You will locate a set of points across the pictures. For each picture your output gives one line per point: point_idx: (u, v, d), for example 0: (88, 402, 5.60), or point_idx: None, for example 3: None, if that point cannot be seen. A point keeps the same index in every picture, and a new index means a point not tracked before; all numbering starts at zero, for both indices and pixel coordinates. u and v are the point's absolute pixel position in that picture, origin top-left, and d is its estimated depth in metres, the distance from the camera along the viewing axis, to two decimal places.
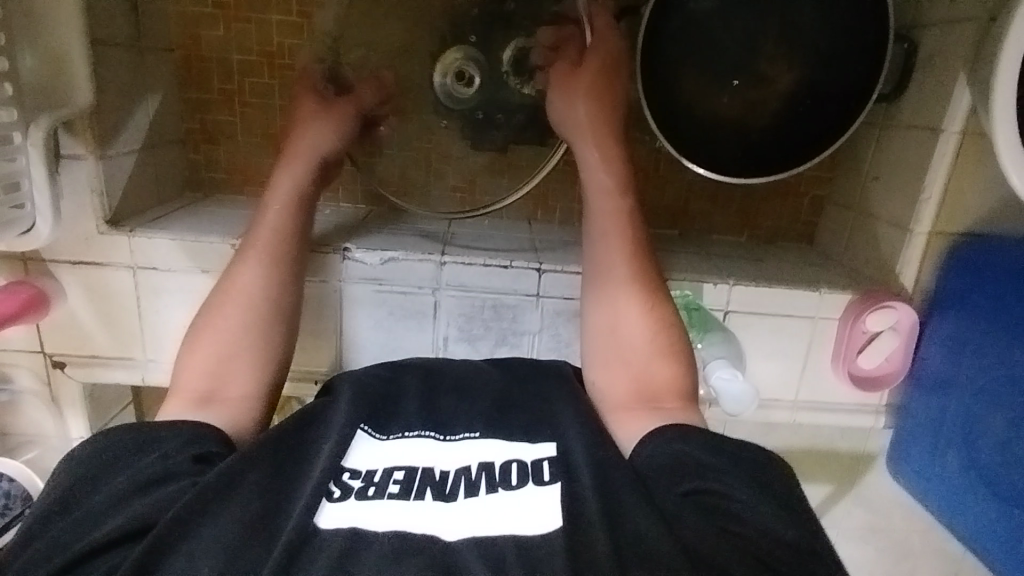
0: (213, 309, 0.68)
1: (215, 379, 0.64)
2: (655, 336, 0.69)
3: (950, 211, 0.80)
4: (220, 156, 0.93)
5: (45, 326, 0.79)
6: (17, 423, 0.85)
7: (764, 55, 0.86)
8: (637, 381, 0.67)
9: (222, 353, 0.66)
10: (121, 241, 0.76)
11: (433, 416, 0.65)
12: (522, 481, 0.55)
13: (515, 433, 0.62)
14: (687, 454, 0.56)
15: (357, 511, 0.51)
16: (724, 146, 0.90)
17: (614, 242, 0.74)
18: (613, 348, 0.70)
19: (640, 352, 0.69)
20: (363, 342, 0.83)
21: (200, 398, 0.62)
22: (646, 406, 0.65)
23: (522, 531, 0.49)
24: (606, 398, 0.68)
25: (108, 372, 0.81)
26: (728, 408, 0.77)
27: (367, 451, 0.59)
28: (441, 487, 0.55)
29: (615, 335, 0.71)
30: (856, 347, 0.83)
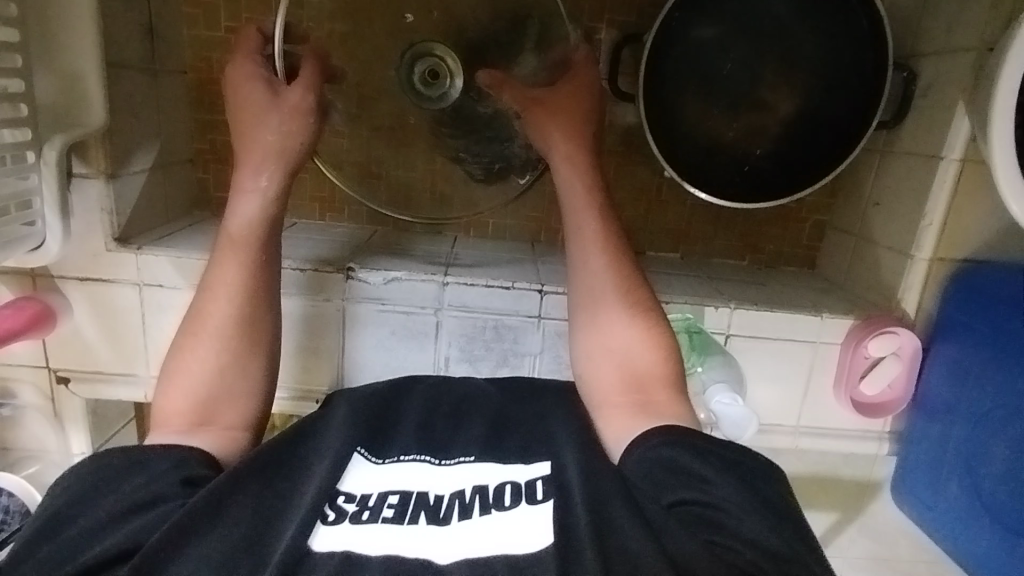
0: (189, 338, 0.68)
1: (201, 410, 0.64)
2: (638, 329, 0.69)
3: (951, 237, 0.80)
4: (228, 175, 0.94)
5: (50, 341, 0.80)
6: (19, 437, 0.85)
7: (765, 82, 0.88)
8: (627, 373, 0.67)
9: (207, 381, 0.65)
10: (128, 258, 0.77)
11: (429, 440, 0.65)
12: (515, 501, 0.55)
13: (511, 455, 0.62)
14: (682, 463, 0.56)
15: (351, 534, 0.51)
16: (720, 165, 0.91)
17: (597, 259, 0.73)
18: (603, 351, 0.70)
19: (635, 354, 0.68)
20: (364, 361, 0.83)
21: (190, 423, 0.63)
22: (634, 403, 0.65)
23: (514, 551, 0.49)
24: (596, 386, 0.68)
25: (111, 388, 0.82)
26: (726, 432, 0.77)
27: (361, 475, 0.59)
28: (435, 511, 0.55)
29: (600, 334, 0.70)
30: (857, 371, 0.83)
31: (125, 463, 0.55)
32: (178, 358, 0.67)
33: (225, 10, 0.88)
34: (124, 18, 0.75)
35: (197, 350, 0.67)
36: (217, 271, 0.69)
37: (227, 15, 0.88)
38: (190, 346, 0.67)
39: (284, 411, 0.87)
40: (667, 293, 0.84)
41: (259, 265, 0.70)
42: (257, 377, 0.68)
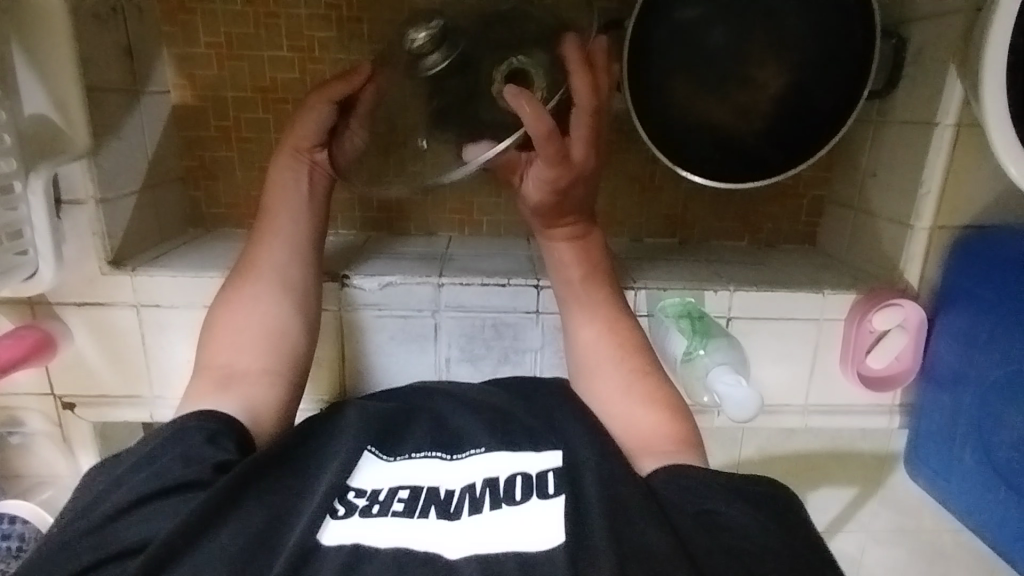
0: (234, 290, 0.75)
1: (233, 359, 0.70)
2: (637, 387, 0.70)
3: (951, 203, 0.79)
4: (219, 190, 0.94)
5: (52, 368, 0.80)
6: (31, 465, 0.85)
7: (752, 60, 0.86)
8: (633, 423, 0.68)
9: (239, 337, 0.72)
10: (124, 281, 0.77)
11: (443, 436, 0.67)
12: (526, 494, 0.57)
13: (520, 442, 0.65)
14: (702, 493, 0.55)
15: (362, 527, 0.54)
16: (713, 150, 0.91)
17: (586, 294, 0.76)
18: (601, 386, 0.72)
19: (630, 391, 0.70)
20: (367, 367, 0.83)
21: (221, 379, 0.69)
22: (641, 442, 0.66)
23: (525, 548, 0.51)
24: (623, 438, 0.67)
25: (116, 409, 0.82)
26: (732, 416, 0.71)
27: (375, 470, 0.61)
28: (445, 505, 0.57)
29: (597, 372, 0.73)
30: (863, 346, 0.83)
31: (161, 440, 0.59)
32: (219, 311, 0.74)
33: (202, 25, 0.87)
34: (100, 42, 0.75)
35: (241, 304, 0.74)
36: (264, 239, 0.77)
37: (205, 30, 0.88)
38: (234, 302, 0.74)
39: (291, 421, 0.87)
40: (663, 279, 0.83)
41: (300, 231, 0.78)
42: (291, 334, 0.73)
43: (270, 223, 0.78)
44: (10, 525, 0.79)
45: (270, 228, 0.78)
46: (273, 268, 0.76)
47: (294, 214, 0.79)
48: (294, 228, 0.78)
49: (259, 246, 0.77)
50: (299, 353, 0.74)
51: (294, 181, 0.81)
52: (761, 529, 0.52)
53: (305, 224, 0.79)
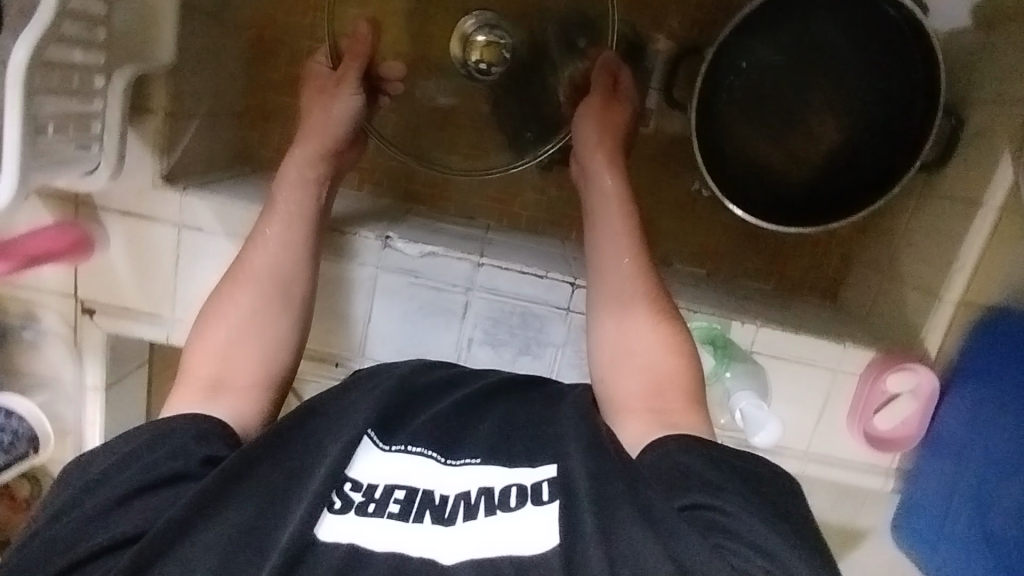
0: (226, 297, 0.70)
1: (223, 365, 0.66)
2: (660, 350, 0.69)
3: (984, 282, 0.81)
4: (275, 134, 0.96)
5: (82, 270, 0.79)
6: (33, 363, 0.83)
7: (811, 113, 0.90)
8: (647, 379, 0.67)
9: (229, 343, 0.67)
10: (171, 198, 0.77)
11: (442, 434, 0.63)
12: (520, 503, 0.54)
13: (516, 459, 0.60)
14: (690, 473, 0.55)
15: (357, 525, 0.52)
16: (761, 189, 0.93)
17: (622, 248, 0.75)
18: (616, 342, 0.71)
19: (647, 346, 0.69)
20: (388, 333, 0.82)
21: (210, 386, 0.64)
22: (650, 409, 0.65)
23: (523, 553, 0.50)
24: (617, 394, 0.68)
25: (134, 324, 0.81)
26: (757, 441, 0.78)
27: (369, 462, 0.58)
28: (440, 511, 0.54)
29: (621, 330, 0.71)
30: (873, 404, 0.84)
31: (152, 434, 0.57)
32: (209, 315, 0.69)
33: None
34: None
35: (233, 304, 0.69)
36: (261, 237, 0.73)
37: None
38: (226, 303, 0.70)
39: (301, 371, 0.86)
40: (694, 303, 0.85)
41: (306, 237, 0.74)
42: (285, 341, 0.70)
43: (268, 223, 0.74)
44: (5, 419, 0.78)
45: (268, 225, 0.74)
46: (268, 270, 0.72)
47: (303, 217, 0.75)
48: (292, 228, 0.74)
49: (257, 243, 0.73)
50: (291, 363, 0.70)
51: (309, 183, 0.77)
52: (782, 557, 0.49)
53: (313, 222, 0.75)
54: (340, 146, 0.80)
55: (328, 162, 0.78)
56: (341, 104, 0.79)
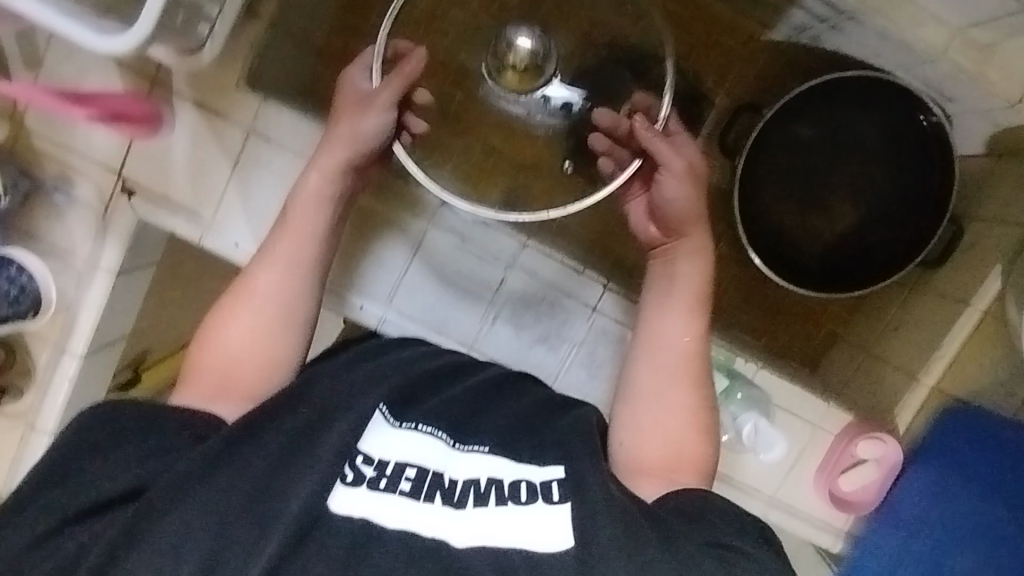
0: (228, 311, 0.70)
1: (224, 373, 0.66)
2: (690, 421, 0.68)
3: (957, 374, 0.93)
4: None
5: (136, 147, 0.78)
6: (45, 230, 0.79)
7: (835, 194, 1.00)
8: (668, 447, 0.66)
9: (231, 351, 0.68)
10: (251, 103, 0.78)
11: (453, 423, 0.66)
12: (531, 498, 0.56)
13: (524, 454, 0.62)
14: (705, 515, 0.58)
15: (369, 500, 0.53)
16: (778, 250, 1.01)
17: (682, 305, 0.71)
18: (651, 398, 0.69)
19: (679, 416, 0.68)
20: (417, 289, 0.83)
21: (213, 386, 0.66)
22: (664, 474, 0.65)
23: (530, 548, 0.52)
24: (635, 450, 0.66)
25: (170, 217, 0.80)
26: (761, 453, 0.91)
27: (382, 437, 0.60)
28: (450, 493, 0.56)
29: (659, 390, 0.69)
30: (841, 465, 0.91)
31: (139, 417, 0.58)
32: (213, 324, 0.69)
33: None
34: None
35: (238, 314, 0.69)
36: (271, 254, 0.71)
37: None
38: (231, 313, 0.69)
39: None
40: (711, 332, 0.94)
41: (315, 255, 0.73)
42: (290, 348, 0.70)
43: (279, 239, 0.72)
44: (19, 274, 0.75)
45: (278, 243, 0.71)
46: (271, 290, 0.70)
47: (315, 236, 0.72)
48: (302, 248, 0.72)
49: (265, 258, 0.71)
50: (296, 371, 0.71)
51: (325, 202, 0.73)
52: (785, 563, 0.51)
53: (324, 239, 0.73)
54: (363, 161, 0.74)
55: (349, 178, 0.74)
56: (373, 119, 0.72)
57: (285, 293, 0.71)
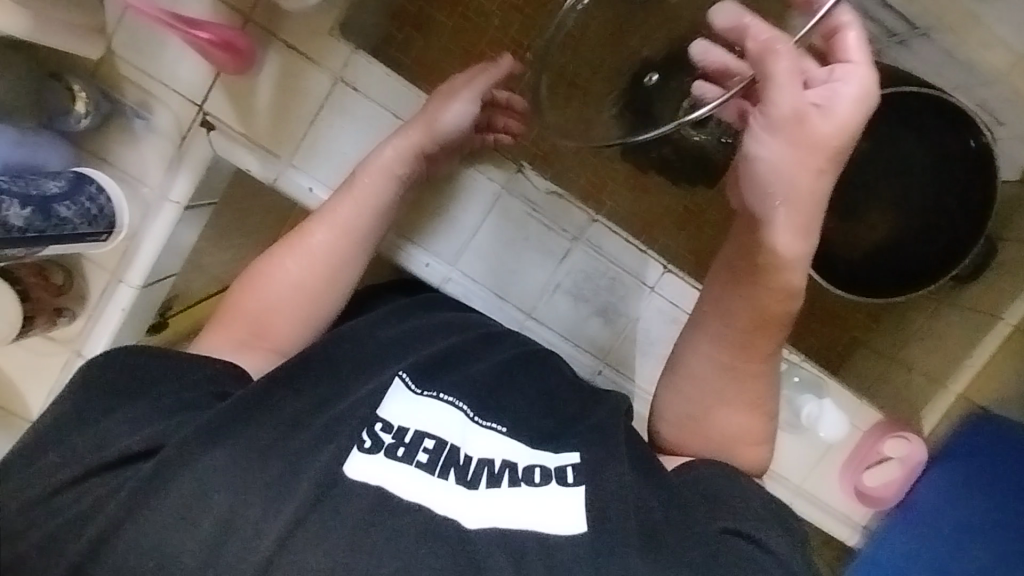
0: (274, 264, 0.71)
1: (259, 321, 0.69)
2: (742, 417, 0.68)
3: (985, 382, 0.95)
4: (415, 45, 0.98)
5: (220, 81, 0.77)
6: (120, 155, 0.79)
7: (876, 206, 1.01)
8: (707, 431, 0.68)
9: (269, 304, 0.69)
10: (341, 50, 0.77)
11: (477, 397, 0.65)
12: (544, 481, 0.57)
13: (539, 441, 0.62)
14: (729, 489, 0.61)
15: (382, 469, 0.54)
16: (816, 253, 1.04)
17: (749, 315, 0.64)
18: (698, 384, 0.68)
19: (728, 410, 0.68)
20: (485, 251, 0.84)
21: (248, 335, 0.68)
22: (700, 450, 0.69)
23: (542, 530, 0.53)
24: (670, 425, 0.70)
25: (248, 155, 0.80)
26: (825, 432, 0.94)
27: (402, 403, 0.61)
28: (464, 470, 0.56)
29: (711, 384, 0.68)
30: (866, 459, 0.95)
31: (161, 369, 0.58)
32: (257, 272, 0.71)
33: None
34: None
35: (286, 267, 0.71)
36: (330, 216, 0.72)
37: None
38: (280, 263, 0.71)
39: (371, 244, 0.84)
40: None
41: (367, 230, 0.73)
42: (322, 313, 0.72)
43: (342, 203, 0.73)
44: (96, 194, 0.71)
45: (337, 206, 0.73)
46: (323, 251, 0.71)
47: (374, 208, 0.73)
48: (361, 217, 0.73)
49: (322, 219, 0.72)
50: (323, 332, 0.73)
51: (391, 178, 0.74)
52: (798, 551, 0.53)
53: (383, 215, 0.74)
54: (435, 150, 0.76)
55: (417, 162, 0.75)
56: (457, 108, 0.76)
57: (336, 257, 0.72)
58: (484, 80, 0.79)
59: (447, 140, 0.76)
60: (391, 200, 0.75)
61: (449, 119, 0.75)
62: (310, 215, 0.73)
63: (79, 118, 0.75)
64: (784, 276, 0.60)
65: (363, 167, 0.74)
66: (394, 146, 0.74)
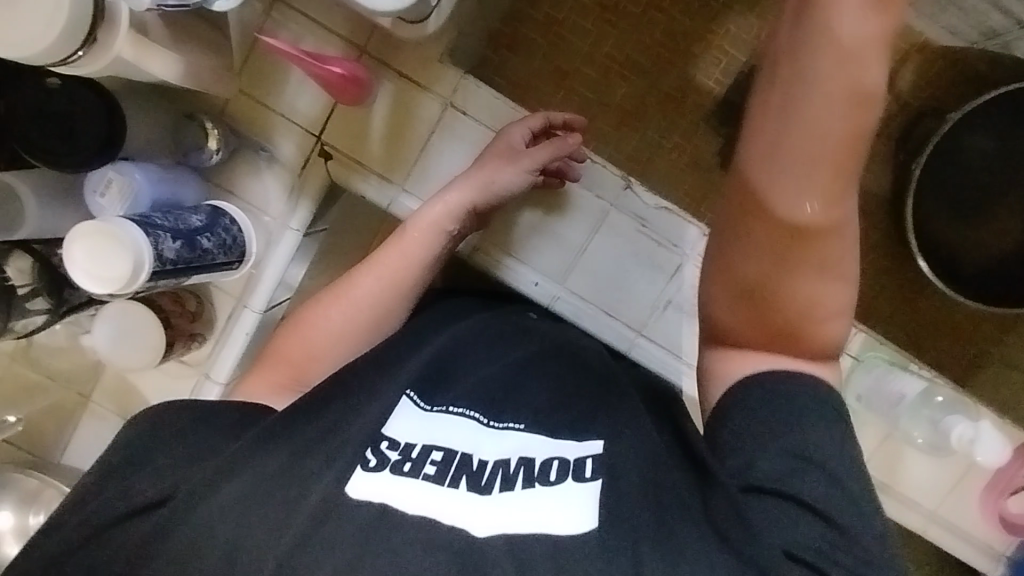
0: (314, 313, 0.70)
1: (300, 366, 0.68)
2: (819, 288, 0.52)
3: None
4: (510, 64, 0.96)
5: (336, 111, 0.80)
6: (242, 185, 0.83)
7: (1002, 206, 0.93)
8: (769, 319, 0.53)
9: (309, 350, 0.68)
10: (451, 76, 0.79)
11: (488, 401, 0.63)
12: (561, 477, 0.52)
13: (559, 432, 0.59)
14: (790, 411, 0.51)
15: (388, 484, 0.51)
16: (939, 259, 0.95)
17: (832, 165, 0.45)
18: (757, 255, 0.51)
19: (801, 284, 0.51)
20: (594, 268, 0.84)
21: (288, 380, 0.67)
22: (761, 348, 0.54)
23: (552, 531, 0.48)
24: (722, 318, 0.55)
25: (364, 181, 0.82)
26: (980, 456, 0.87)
27: (410, 418, 0.58)
28: (478, 477, 0.53)
29: (772, 252, 0.50)
30: (1011, 486, 0.87)
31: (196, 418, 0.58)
32: (303, 316, 0.71)
33: None
34: None
35: (331, 314, 0.70)
36: (375, 260, 0.72)
37: None
38: (324, 308, 0.70)
39: (484, 261, 0.84)
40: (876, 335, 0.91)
41: (410, 281, 0.72)
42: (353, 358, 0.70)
43: (388, 250, 0.72)
44: (230, 224, 0.75)
45: (383, 253, 0.72)
46: (367, 299, 0.70)
47: (421, 259, 0.72)
48: (409, 268, 0.72)
49: (369, 264, 0.72)
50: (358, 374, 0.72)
51: (440, 232, 0.73)
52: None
53: (431, 269, 0.73)
54: (486, 209, 0.75)
55: (469, 220, 0.75)
56: (513, 173, 0.75)
57: (379, 306, 0.71)
58: (548, 150, 0.76)
59: (496, 197, 0.75)
60: (437, 255, 0.73)
61: (501, 181, 0.74)
62: (358, 263, 0.73)
63: (211, 153, 0.79)
64: (857, 88, 0.43)
65: (412, 220, 0.73)
66: (442, 201, 0.73)
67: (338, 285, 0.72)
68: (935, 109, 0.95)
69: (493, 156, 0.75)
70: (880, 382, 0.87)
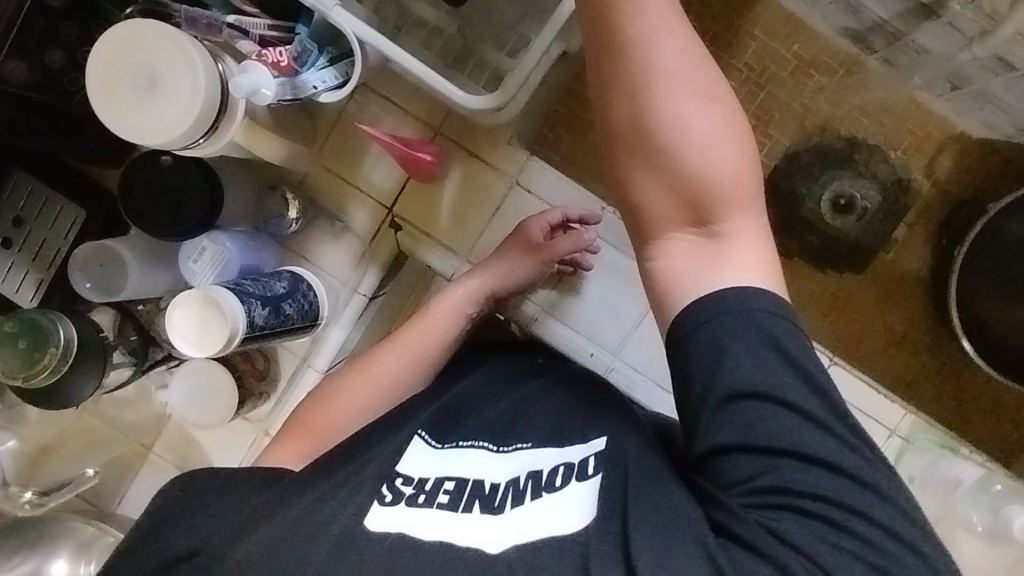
0: (341, 385, 0.76)
1: (324, 432, 0.73)
2: (726, 149, 0.56)
3: None
4: (564, 142, 1.01)
5: (408, 186, 0.85)
6: (311, 250, 0.87)
7: None
8: (682, 190, 0.56)
9: (332, 419, 0.74)
10: (518, 157, 0.85)
11: (498, 428, 0.66)
12: (565, 480, 0.56)
13: (568, 439, 0.62)
14: (736, 318, 0.53)
15: (403, 515, 0.54)
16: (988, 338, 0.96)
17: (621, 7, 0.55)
18: (658, 133, 0.56)
19: (687, 142, 0.56)
20: (646, 341, 0.86)
21: (311, 446, 0.72)
22: (688, 223, 0.57)
23: (556, 532, 0.51)
24: (654, 211, 0.58)
25: (430, 251, 0.86)
26: None
27: (421, 456, 0.62)
28: (490, 500, 0.56)
29: (671, 122, 0.56)
30: None
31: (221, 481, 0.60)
32: (334, 387, 0.76)
33: None
34: None
35: (354, 387, 0.75)
36: (397, 338, 0.78)
37: None
38: (352, 379, 0.76)
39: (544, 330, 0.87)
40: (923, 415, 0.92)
41: (425, 360, 0.77)
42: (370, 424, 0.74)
43: (410, 329, 0.78)
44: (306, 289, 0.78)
45: (408, 330, 0.78)
46: (388, 375, 0.76)
47: (443, 342, 0.77)
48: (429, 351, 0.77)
49: (393, 341, 0.78)
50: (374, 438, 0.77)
51: (461, 316, 0.78)
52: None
53: (450, 351, 0.79)
54: (507, 294, 0.80)
55: (488, 304, 0.80)
56: (531, 267, 0.80)
57: (395, 382, 0.76)
58: (566, 244, 0.81)
59: (514, 285, 0.80)
60: (459, 335, 0.79)
61: (517, 275, 0.80)
62: (386, 338, 0.78)
63: (291, 221, 0.84)
64: None
65: (436, 302, 0.78)
66: (463, 286, 0.79)
67: (366, 358, 0.78)
68: (974, 195, 0.98)
69: (514, 248, 0.80)
70: (930, 465, 0.88)
